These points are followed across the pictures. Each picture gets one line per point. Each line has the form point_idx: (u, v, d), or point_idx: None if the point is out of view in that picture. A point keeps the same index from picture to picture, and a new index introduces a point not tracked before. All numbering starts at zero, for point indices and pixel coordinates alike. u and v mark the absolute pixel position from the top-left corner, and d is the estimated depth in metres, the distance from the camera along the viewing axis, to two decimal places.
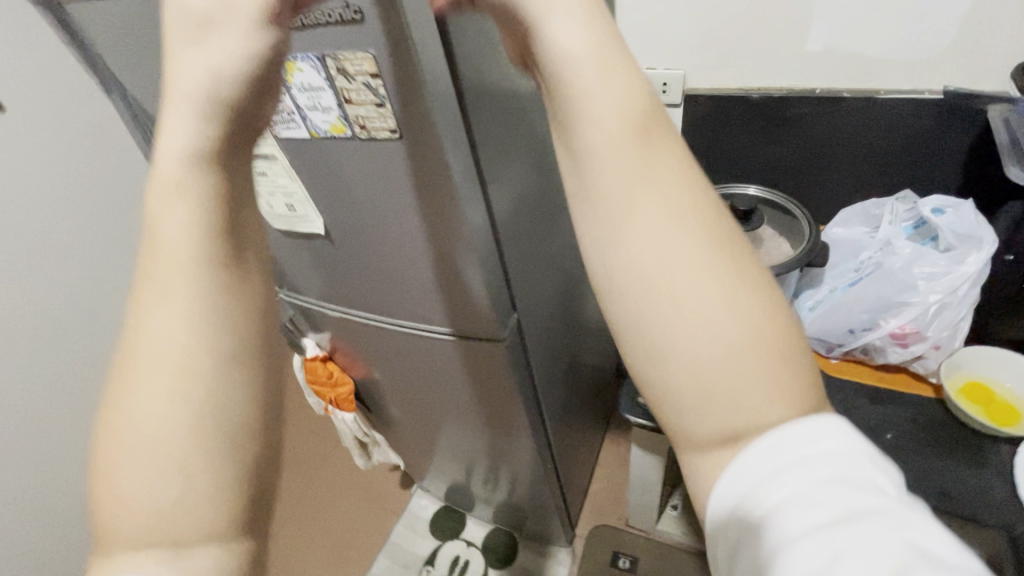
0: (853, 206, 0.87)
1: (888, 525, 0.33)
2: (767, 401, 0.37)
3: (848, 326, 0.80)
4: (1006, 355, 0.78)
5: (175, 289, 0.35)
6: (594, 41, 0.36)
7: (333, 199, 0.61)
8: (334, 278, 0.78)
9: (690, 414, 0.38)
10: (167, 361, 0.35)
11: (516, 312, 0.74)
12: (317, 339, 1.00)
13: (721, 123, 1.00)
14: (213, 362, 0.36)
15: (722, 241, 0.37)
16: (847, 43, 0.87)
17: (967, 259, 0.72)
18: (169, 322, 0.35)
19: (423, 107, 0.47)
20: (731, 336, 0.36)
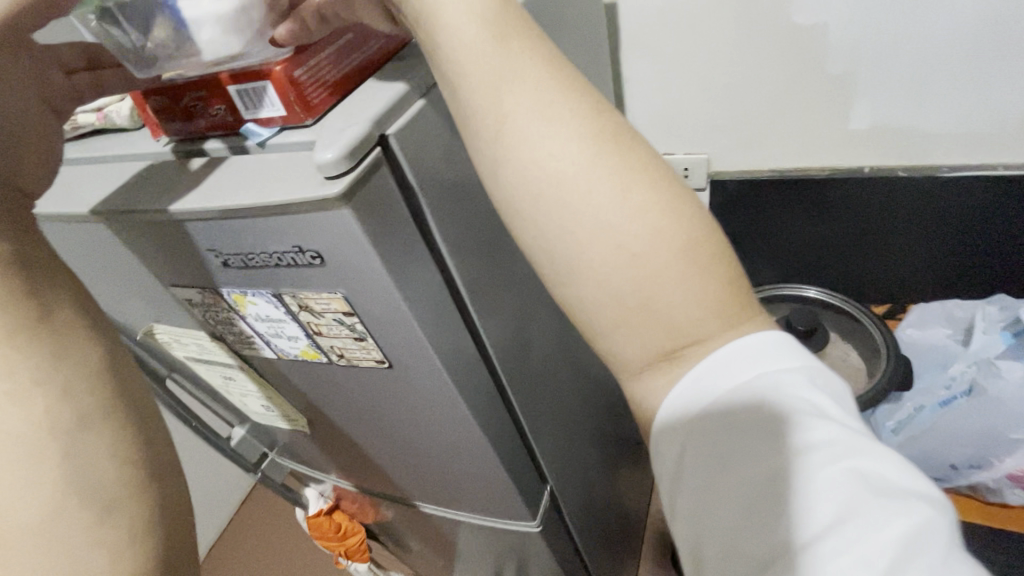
0: (928, 304, 0.76)
1: (813, 457, 0.25)
2: (695, 303, 0.30)
3: (949, 461, 0.66)
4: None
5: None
6: (581, 150, 0.30)
7: (318, 403, 0.50)
8: (329, 455, 0.66)
9: (616, 328, 0.31)
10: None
11: (548, 485, 0.62)
12: (320, 489, 0.88)
13: (755, 206, 0.88)
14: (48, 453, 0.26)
15: (611, 132, 0.31)
16: (897, 118, 0.75)
17: None
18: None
19: (413, 337, 0.36)
20: (641, 233, 0.30)
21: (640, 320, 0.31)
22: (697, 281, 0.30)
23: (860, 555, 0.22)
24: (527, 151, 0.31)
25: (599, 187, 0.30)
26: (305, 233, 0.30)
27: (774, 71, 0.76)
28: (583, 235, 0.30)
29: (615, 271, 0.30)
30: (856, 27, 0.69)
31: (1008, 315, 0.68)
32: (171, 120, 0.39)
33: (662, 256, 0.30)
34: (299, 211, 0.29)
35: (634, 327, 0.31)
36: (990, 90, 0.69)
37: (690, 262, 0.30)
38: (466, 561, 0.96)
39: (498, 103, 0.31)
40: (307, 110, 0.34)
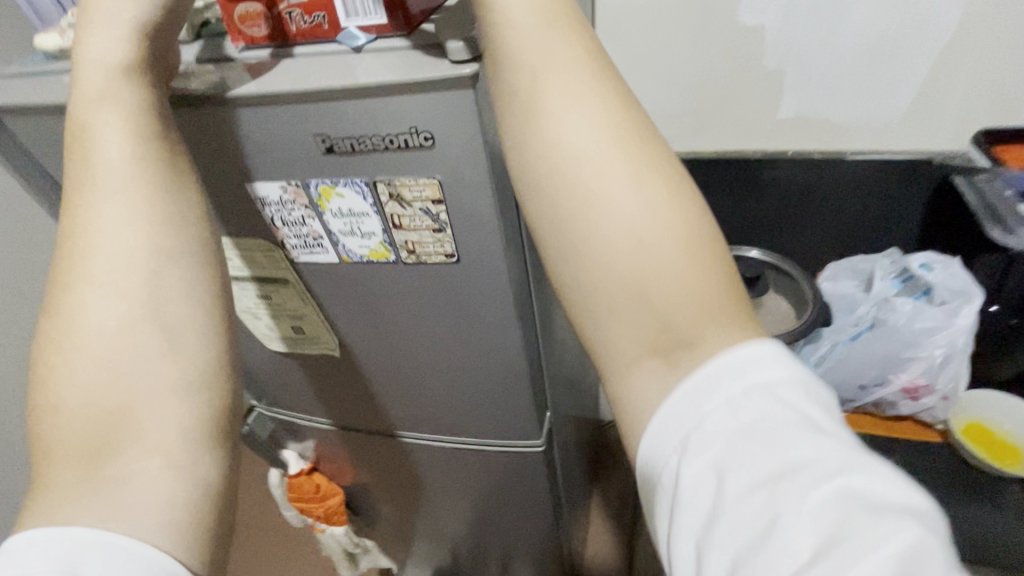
0: (840, 261, 0.92)
1: (822, 469, 0.30)
2: (686, 273, 0.37)
3: (858, 383, 0.83)
4: (1008, 398, 0.81)
5: (113, 192, 0.40)
6: (623, 142, 0.37)
7: (359, 322, 0.54)
8: (338, 398, 0.69)
9: (624, 306, 0.37)
10: (111, 258, 0.39)
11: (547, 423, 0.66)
12: (300, 449, 0.88)
13: (703, 182, 1.02)
14: (146, 272, 0.39)
15: (621, 99, 0.38)
16: (815, 110, 0.92)
17: (962, 313, 0.76)
18: (111, 209, 0.40)
19: (484, 222, 0.43)
20: (637, 214, 0.36)
21: (633, 303, 0.37)
22: (689, 261, 0.37)
23: (862, 550, 0.27)
24: (581, 143, 0.37)
25: (589, 179, 0.37)
26: (427, 117, 0.39)
27: (723, 66, 0.90)
28: (589, 214, 0.37)
29: (639, 246, 0.36)
30: (788, 30, 0.84)
31: (898, 266, 0.85)
32: (252, 26, 0.44)
33: (648, 234, 0.36)
34: (429, 89, 0.37)
35: (629, 314, 0.37)
36: (885, 91, 0.87)
37: (679, 247, 0.37)
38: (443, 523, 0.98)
39: (571, 30, 0.38)
40: (409, 23, 0.42)
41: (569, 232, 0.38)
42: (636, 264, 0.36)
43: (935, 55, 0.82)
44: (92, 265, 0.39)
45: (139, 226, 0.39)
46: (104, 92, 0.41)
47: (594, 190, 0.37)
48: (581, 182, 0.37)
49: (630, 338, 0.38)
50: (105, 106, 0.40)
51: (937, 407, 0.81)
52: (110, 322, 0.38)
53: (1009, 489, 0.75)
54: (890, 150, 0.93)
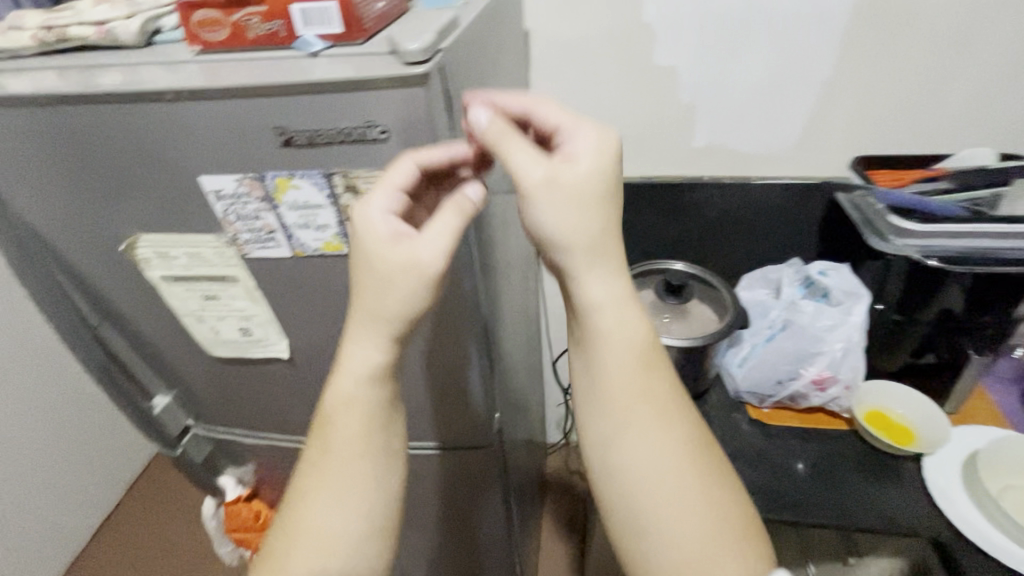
0: (754, 273, 1.03)
1: None
2: (712, 530, 0.51)
3: (775, 378, 0.91)
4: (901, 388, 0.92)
5: (366, 349, 0.53)
6: (673, 435, 0.52)
7: (313, 312, 0.65)
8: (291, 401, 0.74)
9: (670, 563, 0.50)
10: (357, 409, 0.54)
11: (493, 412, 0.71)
12: (238, 474, 0.85)
13: (631, 204, 1.11)
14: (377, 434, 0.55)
15: (651, 374, 0.53)
16: (724, 140, 1.04)
17: (854, 310, 0.88)
18: (364, 355, 0.53)
19: (435, 205, 0.56)
20: (676, 487, 0.51)
21: (673, 558, 0.50)
22: (714, 525, 0.51)
23: None
24: (638, 429, 0.52)
25: (641, 457, 0.52)
26: (385, 115, 0.51)
27: (643, 101, 1.01)
28: (644, 484, 0.51)
29: (682, 517, 0.51)
30: (696, 70, 0.96)
31: (801, 274, 0.96)
32: (214, 31, 0.54)
33: (685, 509, 0.51)
34: (378, 85, 0.49)
35: (669, 563, 0.51)
36: (778, 123, 1.01)
37: (709, 517, 0.51)
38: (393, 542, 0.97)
39: None
40: (361, 33, 0.52)
41: (632, 496, 0.52)
42: (676, 533, 0.50)
43: (815, 95, 0.97)
44: (354, 400, 0.54)
45: (368, 425, 0.55)
46: None
47: (642, 468, 0.51)
48: (636, 463, 0.52)
49: None
50: None
51: (842, 398, 0.90)
52: (354, 461, 0.54)
53: (906, 467, 0.85)
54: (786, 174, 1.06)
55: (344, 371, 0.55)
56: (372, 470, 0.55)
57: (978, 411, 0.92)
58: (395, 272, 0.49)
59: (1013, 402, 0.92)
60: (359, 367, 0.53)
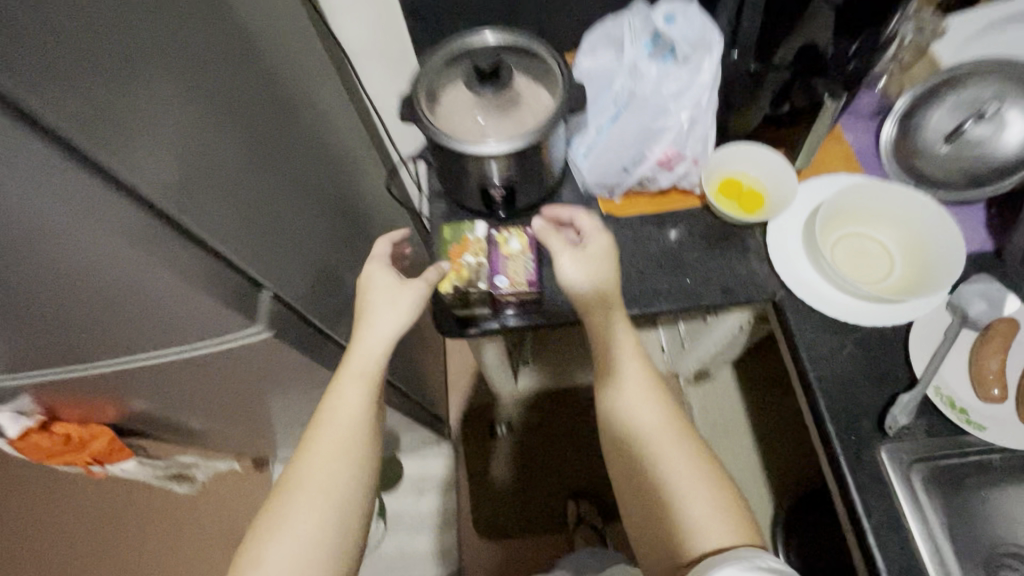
0: (595, 30, 0.80)
1: None
2: (698, 495, 0.60)
3: (621, 165, 0.80)
4: (763, 146, 0.83)
5: (375, 328, 0.70)
6: (657, 408, 0.66)
7: None
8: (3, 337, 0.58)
9: (646, 512, 0.62)
10: (364, 374, 0.69)
11: (265, 287, 0.58)
12: (15, 408, 0.70)
13: None
14: (366, 405, 0.68)
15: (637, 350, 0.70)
16: None
17: (703, 67, 0.71)
18: (375, 338, 0.70)
19: None
20: (655, 445, 0.63)
21: (649, 505, 0.62)
22: (694, 488, 0.61)
23: None
24: (623, 391, 0.67)
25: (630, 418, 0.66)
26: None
27: None
28: (630, 439, 0.65)
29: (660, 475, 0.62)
30: None
31: (648, 23, 0.75)
32: None
33: (663, 465, 0.62)
34: None
35: (647, 508, 0.62)
36: None
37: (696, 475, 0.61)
38: (259, 409, 0.94)
39: None
40: None
41: (629, 455, 0.65)
42: (652, 480, 0.62)
43: None
44: (347, 373, 0.69)
45: (365, 390, 0.69)
46: None
47: (632, 425, 0.65)
48: (626, 423, 0.66)
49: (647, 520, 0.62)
50: None
51: (691, 174, 0.81)
52: (346, 414, 0.67)
53: (752, 234, 0.82)
54: None
55: (362, 350, 0.70)
56: (363, 426, 0.68)
57: (830, 157, 0.85)
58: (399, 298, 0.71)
59: (867, 139, 0.85)
60: (375, 339, 0.70)
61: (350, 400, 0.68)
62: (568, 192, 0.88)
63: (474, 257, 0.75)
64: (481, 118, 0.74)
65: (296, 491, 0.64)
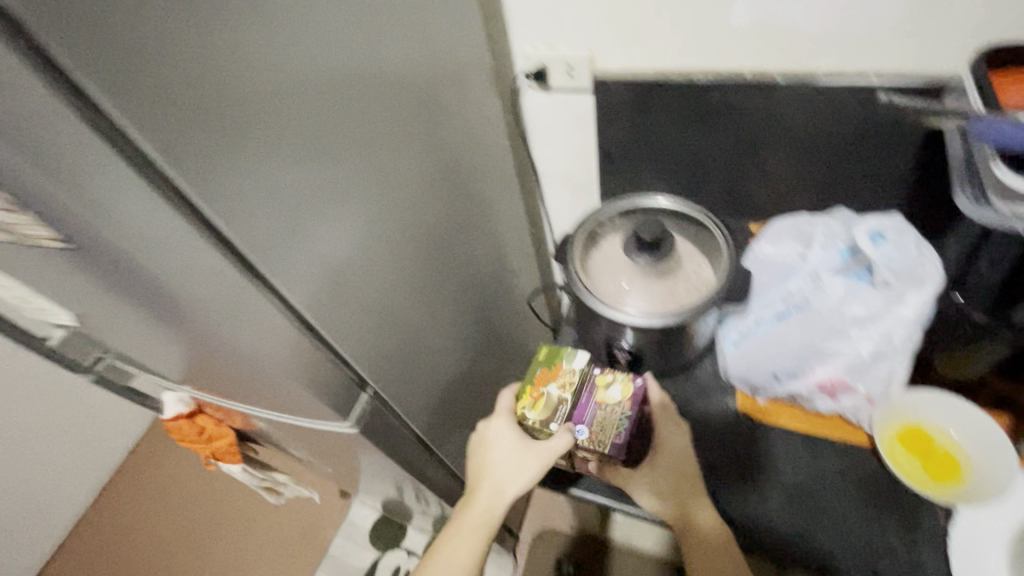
0: (784, 220, 0.74)
1: None
2: None
3: (771, 371, 0.69)
4: (972, 406, 0.66)
5: (511, 461, 0.68)
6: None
7: (72, 298, 0.49)
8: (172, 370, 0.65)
9: None
10: (490, 511, 0.68)
11: (369, 386, 0.63)
12: (179, 395, 0.84)
13: (641, 112, 0.85)
14: (486, 532, 0.69)
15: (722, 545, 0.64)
16: (780, 14, 0.69)
17: (906, 299, 0.60)
18: (512, 477, 0.68)
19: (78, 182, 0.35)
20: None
21: None
22: None
23: None
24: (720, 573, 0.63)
25: None
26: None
27: None
28: None
29: None
30: None
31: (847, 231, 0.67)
32: None
33: None
34: None
35: None
36: None
37: None
38: (348, 459, 0.99)
39: None
40: None
41: None
42: None
43: None
44: (481, 503, 0.69)
45: (487, 524, 0.69)
46: None
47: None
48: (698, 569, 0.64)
49: None
50: None
51: (859, 409, 0.67)
52: (463, 542, 0.68)
53: (933, 511, 0.63)
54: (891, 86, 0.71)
55: (488, 481, 0.70)
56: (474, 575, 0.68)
57: None
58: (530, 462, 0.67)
59: None
60: (498, 491, 0.68)
61: (472, 527, 0.69)
62: (707, 369, 0.79)
63: (560, 390, 0.69)
64: (627, 284, 0.71)
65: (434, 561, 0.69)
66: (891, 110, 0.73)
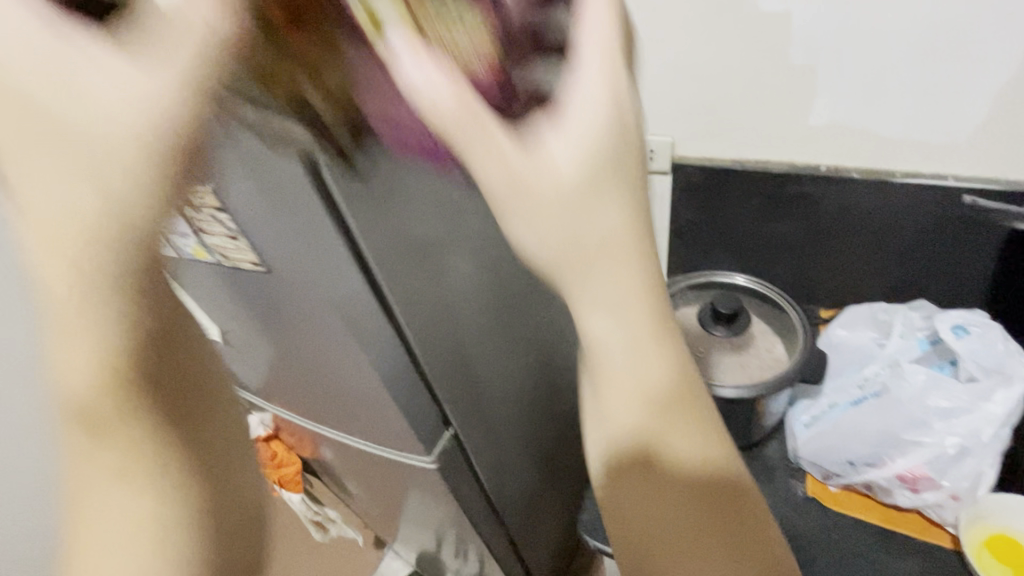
0: (858, 307, 0.75)
1: None
2: None
3: (847, 458, 0.68)
4: None
5: (67, 103, 0.25)
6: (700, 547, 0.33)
7: (233, 315, 0.53)
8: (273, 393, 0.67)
9: None
10: (72, 216, 0.26)
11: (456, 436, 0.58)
12: (261, 417, 0.92)
13: (715, 196, 0.91)
14: (116, 420, 0.28)
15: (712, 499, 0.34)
16: (857, 117, 0.75)
17: (993, 397, 0.61)
18: (42, 167, 0.25)
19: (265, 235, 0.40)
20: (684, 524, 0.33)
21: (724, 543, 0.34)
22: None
23: None
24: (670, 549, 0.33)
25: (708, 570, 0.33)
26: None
27: (745, 55, 0.76)
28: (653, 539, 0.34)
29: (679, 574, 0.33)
30: (821, 21, 0.69)
31: (928, 323, 0.69)
32: None
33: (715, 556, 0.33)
34: None
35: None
36: (947, 98, 0.70)
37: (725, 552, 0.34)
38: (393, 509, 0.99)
39: None
40: None
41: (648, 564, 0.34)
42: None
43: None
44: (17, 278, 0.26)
45: (80, 354, 0.27)
46: None
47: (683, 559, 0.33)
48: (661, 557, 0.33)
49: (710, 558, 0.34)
50: None
51: (944, 507, 0.64)
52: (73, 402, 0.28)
53: None
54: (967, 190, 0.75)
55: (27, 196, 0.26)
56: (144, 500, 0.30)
57: None
58: (147, 124, 0.26)
59: None
60: (58, 185, 0.25)
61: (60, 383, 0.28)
62: (776, 451, 0.79)
63: None
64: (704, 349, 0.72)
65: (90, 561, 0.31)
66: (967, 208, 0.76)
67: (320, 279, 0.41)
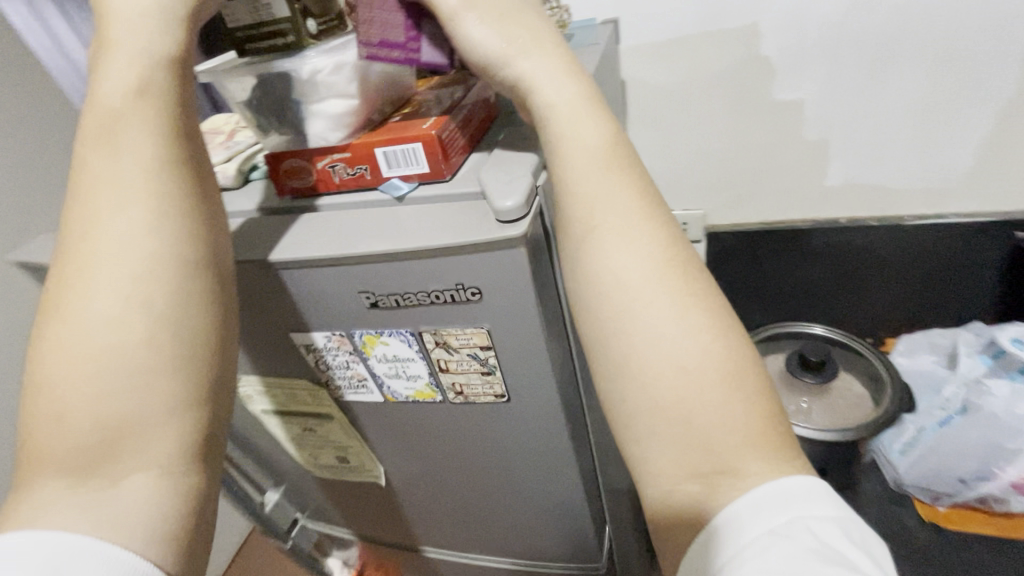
0: (914, 336, 0.86)
1: None
2: (730, 436, 0.33)
3: (958, 475, 0.74)
4: None
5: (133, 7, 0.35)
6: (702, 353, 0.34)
7: (409, 451, 0.50)
8: (396, 529, 0.62)
9: (655, 437, 0.34)
10: (117, 127, 0.34)
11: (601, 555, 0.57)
12: (344, 556, 0.79)
13: (749, 256, 1.00)
14: (170, 277, 0.33)
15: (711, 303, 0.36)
16: (865, 174, 0.89)
17: None
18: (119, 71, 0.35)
19: (509, 367, 0.40)
20: (685, 360, 0.34)
21: (681, 429, 0.34)
22: (734, 409, 0.33)
23: None
24: (648, 329, 0.35)
25: (672, 356, 0.34)
26: (474, 273, 0.35)
27: (765, 138, 0.88)
28: (637, 357, 0.35)
29: (652, 378, 0.35)
30: (829, 104, 0.83)
31: (984, 340, 0.79)
32: (302, 178, 0.42)
33: (697, 376, 0.34)
34: (466, 250, 0.34)
35: (671, 435, 0.34)
36: (938, 154, 0.84)
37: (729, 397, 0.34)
38: None
39: (638, 191, 0.38)
40: (372, 175, 0.41)
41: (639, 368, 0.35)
42: (679, 393, 0.34)
43: (990, 114, 0.79)
44: (105, 199, 0.33)
45: (148, 224, 0.33)
46: (150, 201, 0.33)
47: (649, 358, 0.35)
48: (640, 358, 0.35)
49: (668, 460, 0.34)
50: (127, 200, 0.33)
51: None
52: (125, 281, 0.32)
53: None
54: (969, 226, 0.89)
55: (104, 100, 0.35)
56: (162, 378, 0.31)
57: None
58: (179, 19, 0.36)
59: None
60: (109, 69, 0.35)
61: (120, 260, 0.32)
62: (873, 484, 0.83)
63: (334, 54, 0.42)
64: (806, 401, 0.79)
65: (66, 354, 0.31)
66: (969, 238, 0.90)
67: (561, 400, 0.42)
